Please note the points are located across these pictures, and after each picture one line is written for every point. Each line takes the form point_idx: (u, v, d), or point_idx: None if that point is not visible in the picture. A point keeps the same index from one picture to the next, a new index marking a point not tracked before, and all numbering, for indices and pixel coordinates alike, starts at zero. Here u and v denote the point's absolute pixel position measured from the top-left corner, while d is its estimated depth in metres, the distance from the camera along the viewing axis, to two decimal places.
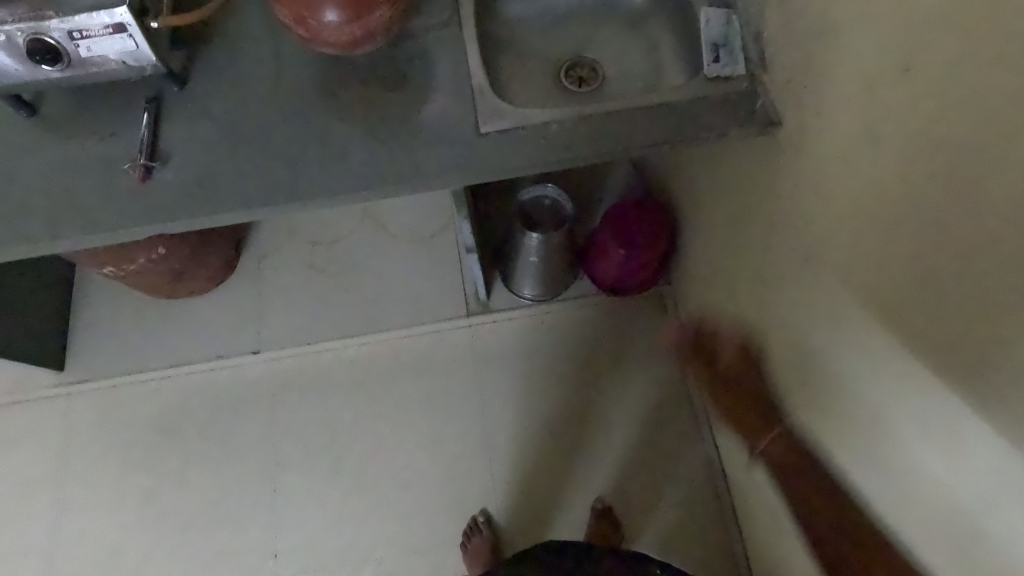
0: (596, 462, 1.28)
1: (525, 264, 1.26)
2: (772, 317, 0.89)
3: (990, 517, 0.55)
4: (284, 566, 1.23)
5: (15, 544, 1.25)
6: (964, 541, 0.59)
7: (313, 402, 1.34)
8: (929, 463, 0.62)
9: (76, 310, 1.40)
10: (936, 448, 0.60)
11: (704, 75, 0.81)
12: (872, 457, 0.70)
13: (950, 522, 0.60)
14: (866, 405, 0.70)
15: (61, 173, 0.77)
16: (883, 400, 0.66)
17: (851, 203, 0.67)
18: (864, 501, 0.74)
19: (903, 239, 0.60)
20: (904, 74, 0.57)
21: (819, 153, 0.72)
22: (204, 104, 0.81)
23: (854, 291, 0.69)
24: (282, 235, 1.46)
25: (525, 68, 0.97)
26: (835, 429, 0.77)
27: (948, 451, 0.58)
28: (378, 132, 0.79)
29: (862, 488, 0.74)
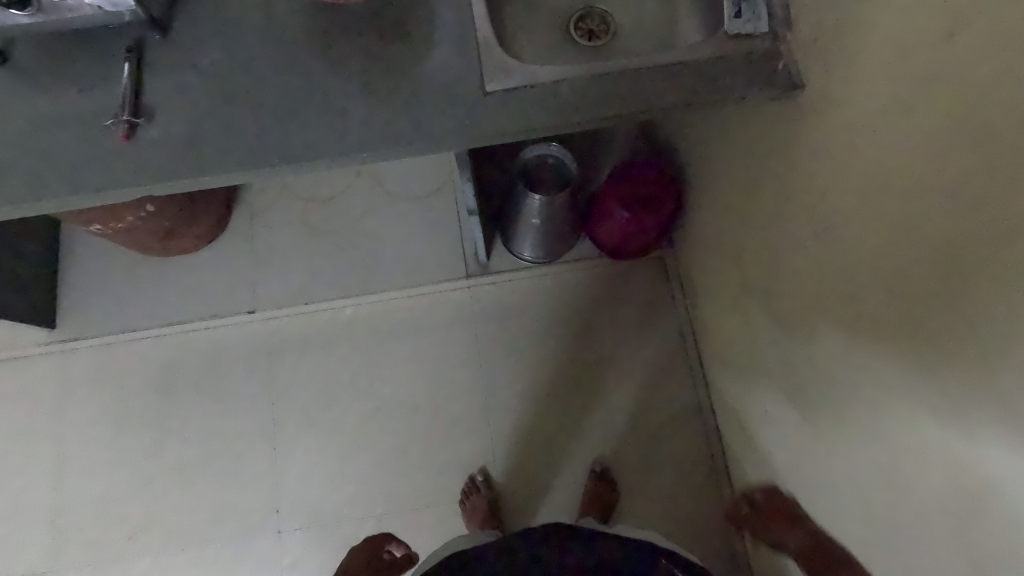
0: (594, 424, 1.29)
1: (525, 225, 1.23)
2: (780, 289, 0.88)
3: (993, 500, 0.55)
4: (286, 521, 1.25)
5: (17, 498, 1.27)
6: (965, 522, 0.59)
7: (310, 363, 1.33)
8: (934, 446, 0.61)
9: (65, 266, 1.37)
10: (945, 431, 0.59)
11: (724, 32, 0.76)
12: (877, 436, 0.70)
13: (952, 502, 0.61)
14: (875, 384, 0.69)
15: (39, 128, 0.72)
16: (894, 381, 0.66)
17: (875, 177, 0.64)
18: (865, 475, 0.74)
19: (930, 219, 0.57)
20: (946, 40, 0.53)
21: (841, 121, 0.69)
22: (189, 54, 0.75)
23: (869, 269, 0.68)
24: (275, 191, 1.41)
25: (532, 19, 0.91)
26: (840, 404, 0.77)
27: (958, 434, 0.58)
28: (378, 90, 0.74)
29: (863, 463, 0.74)
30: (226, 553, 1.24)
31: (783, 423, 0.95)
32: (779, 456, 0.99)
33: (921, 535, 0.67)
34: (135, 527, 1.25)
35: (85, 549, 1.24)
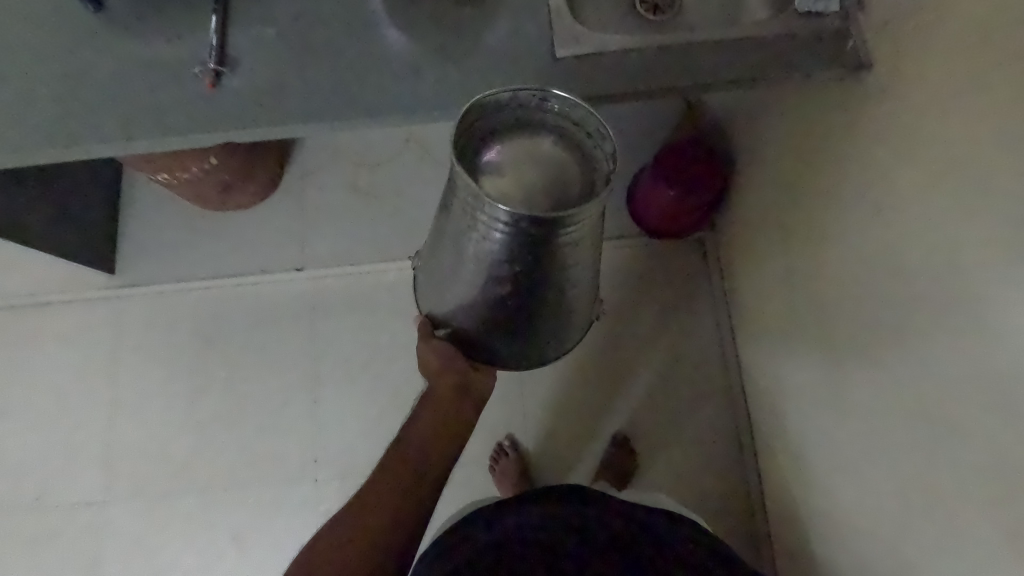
0: (625, 400, 1.33)
1: (455, 270, 0.74)
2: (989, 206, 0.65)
3: (977, 443, 0.69)
4: (324, 470, 1.31)
5: (74, 434, 1.33)
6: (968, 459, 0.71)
7: (353, 320, 1.38)
8: (837, 409, 0.96)
9: (123, 214, 1.42)
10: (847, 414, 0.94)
11: (794, 10, 0.84)
12: (849, 408, 0.93)
13: (940, 443, 0.75)
14: (847, 396, 0.94)
15: (139, 75, 0.81)
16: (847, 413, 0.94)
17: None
18: (889, 438, 0.84)
19: (1011, 160, 0.62)
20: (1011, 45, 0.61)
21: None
22: (270, 11, 0.84)
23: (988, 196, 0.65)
24: (326, 152, 1.45)
25: (596, 5, 0.98)
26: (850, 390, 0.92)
27: (863, 417, 0.90)
28: (450, 68, 0.82)
29: (884, 430, 0.85)
30: (269, 497, 1.30)
31: (828, 409, 0.99)
32: (812, 436, 1.05)
33: (842, 432, 0.96)
34: (180, 467, 1.31)
35: (134, 483, 1.31)
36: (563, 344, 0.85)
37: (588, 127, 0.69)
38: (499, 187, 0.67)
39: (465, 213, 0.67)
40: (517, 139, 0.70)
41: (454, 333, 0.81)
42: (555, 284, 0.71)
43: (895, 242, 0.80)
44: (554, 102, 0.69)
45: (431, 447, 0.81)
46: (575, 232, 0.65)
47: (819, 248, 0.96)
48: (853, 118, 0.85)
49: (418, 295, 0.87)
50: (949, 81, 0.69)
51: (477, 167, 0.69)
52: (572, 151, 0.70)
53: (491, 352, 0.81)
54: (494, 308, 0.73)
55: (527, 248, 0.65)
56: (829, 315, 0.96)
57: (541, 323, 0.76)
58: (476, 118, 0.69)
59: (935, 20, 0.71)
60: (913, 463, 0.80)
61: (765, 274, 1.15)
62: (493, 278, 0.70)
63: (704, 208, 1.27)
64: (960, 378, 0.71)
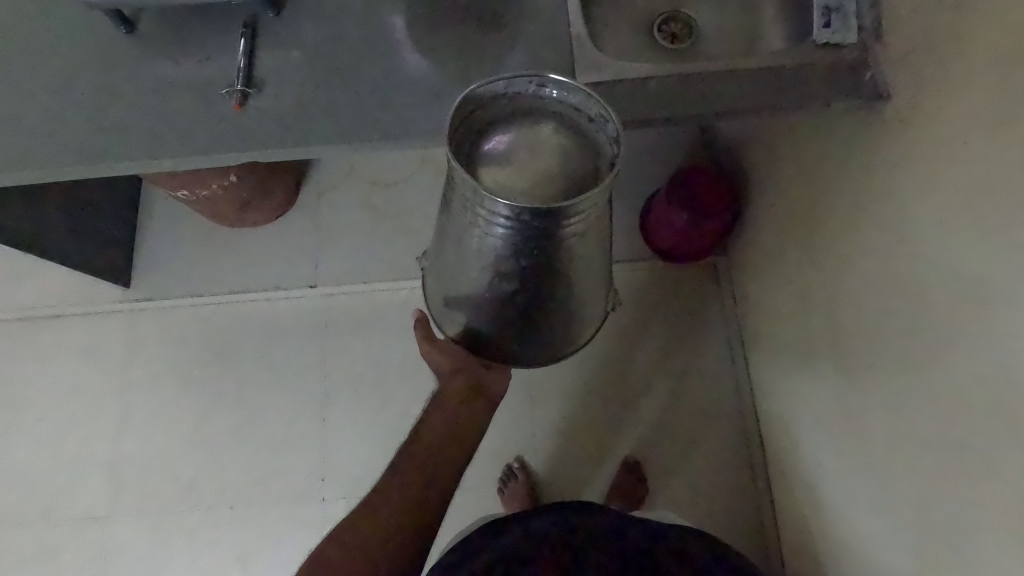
0: (636, 424, 1.32)
1: (461, 267, 0.72)
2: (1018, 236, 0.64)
3: (1000, 479, 0.68)
4: (331, 489, 1.30)
5: (83, 447, 1.33)
6: (991, 495, 0.69)
7: (365, 339, 1.38)
8: (855, 438, 0.95)
9: (140, 228, 1.44)
10: (863, 444, 0.93)
11: (814, 40, 0.85)
12: (866, 437, 0.92)
13: (961, 477, 0.74)
14: (864, 425, 0.92)
15: (167, 94, 0.83)
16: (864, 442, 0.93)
17: None
18: (908, 470, 0.83)
19: None
20: None
21: None
22: (297, 34, 0.86)
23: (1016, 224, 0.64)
24: (342, 171, 1.47)
25: (614, 34, 0.99)
26: (868, 419, 0.91)
27: (881, 447, 0.88)
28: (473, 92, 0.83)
29: (904, 462, 0.83)
30: (275, 515, 1.29)
31: (844, 438, 0.98)
32: (827, 466, 1.03)
33: (859, 463, 0.94)
34: (188, 482, 1.31)
35: (141, 498, 1.30)
36: (578, 334, 0.82)
37: (589, 111, 0.67)
38: (500, 180, 0.65)
39: (465, 210, 0.65)
40: (516, 127, 0.67)
41: (465, 328, 0.79)
42: (566, 275, 0.68)
43: (914, 272, 0.79)
44: (552, 87, 0.67)
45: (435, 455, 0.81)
46: (582, 220, 0.62)
47: (835, 275, 0.96)
48: (872, 147, 0.86)
49: (428, 291, 0.85)
50: (974, 110, 0.69)
51: (476, 161, 0.67)
52: (574, 137, 0.67)
53: (500, 348, 0.79)
54: (502, 303, 0.71)
55: (531, 242, 0.62)
56: (846, 344, 0.95)
57: (551, 317, 0.74)
58: (470, 109, 0.67)
59: (958, 49, 0.71)
60: (932, 497, 0.79)
61: (780, 300, 1.15)
62: (499, 273, 0.67)
63: (719, 232, 1.27)
64: (979, 413, 0.70)
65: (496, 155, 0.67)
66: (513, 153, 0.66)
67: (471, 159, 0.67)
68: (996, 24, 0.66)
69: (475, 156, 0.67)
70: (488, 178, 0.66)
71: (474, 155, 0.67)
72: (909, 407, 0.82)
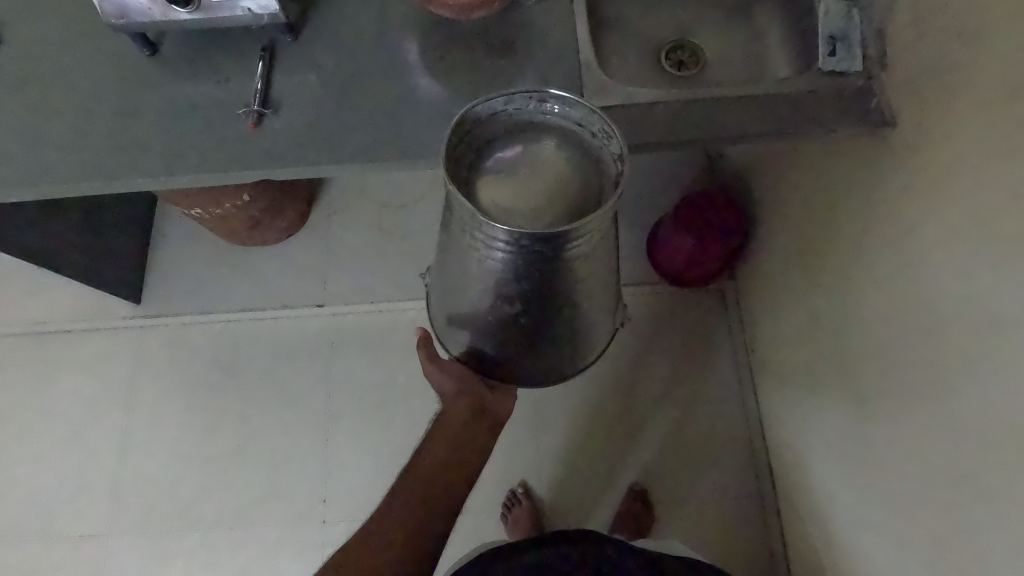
0: (641, 451, 1.30)
1: (463, 289, 0.72)
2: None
3: (1010, 512, 0.66)
4: (332, 512, 1.28)
5: (86, 464, 1.33)
6: (1003, 530, 0.67)
7: (370, 359, 1.38)
8: (865, 468, 0.93)
9: (153, 246, 1.46)
10: (872, 473, 0.91)
11: (818, 68, 0.87)
12: (876, 468, 0.90)
13: (972, 510, 0.72)
14: (874, 454, 0.90)
15: (185, 113, 0.85)
16: (874, 472, 0.91)
17: None
18: (920, 503, 0.81)
19: None
20: None
21: None
22: (313, 57, 0.89)
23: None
24: (353, 193, 1.49)
25: (622, 61, 1.02)
26: (878, 448, 0.89)
27: (890, 478, 0.87)
28: None
29: (915, 494, 0.81)
30: (274, 538, 1.27)
31: (854, 468, 0.96)
32: (837, 497, 1.00)
33: (870, 494, 0.92)
34: (188, 502, 1.29)
35: (141, 517, 1.29)
36: (585, 352, 0.81)
37: (592, 126, 0.67)
38: (501, 201, 0.67)
39: (464, 234, 0.65)
40: (519, 146, 0.69)
41: (468, 348, 0.79)
42: (570, 296, 0.68)
43: (922, 299, 0.79)
44: (553, 102, 0.68)
45: (435, 479, 0.80)
46: (585, 243, 0.62)
47: (842, 301, 0.96)
48: (877, 173, 0.86)
49: (431, 309, 0.86)
50: (978, 137, 0.70)
51: (477, 181, 0.68)
52: (577, 154, 0.68)
53: (505, 367, 0.79)
54: (505, 324, 0.71)
55: (533, 266, 0.62)
56: (854, 371, 0.94)
57: (556, 336, 0.74)
58: (469, 127, 0.68)
59: (961, 78, 0.72)
60: (943, 530, 0.77)
61: (787, 326, 1.14)
62: (501, 296, 0.68)
63: (726, 257, 1.27)
64: (990, 444, 0.69)
65: (497, 176, 0.68)
66: (514, 173, 0.68)
67: (471, 179, 0.68)
68: (997, 56, 0.67)
69: (475, 176, 0.68)
70: (487, 199, 0.67)
71: (474, 174, 0.68)
72: (918, 436, 0.80)
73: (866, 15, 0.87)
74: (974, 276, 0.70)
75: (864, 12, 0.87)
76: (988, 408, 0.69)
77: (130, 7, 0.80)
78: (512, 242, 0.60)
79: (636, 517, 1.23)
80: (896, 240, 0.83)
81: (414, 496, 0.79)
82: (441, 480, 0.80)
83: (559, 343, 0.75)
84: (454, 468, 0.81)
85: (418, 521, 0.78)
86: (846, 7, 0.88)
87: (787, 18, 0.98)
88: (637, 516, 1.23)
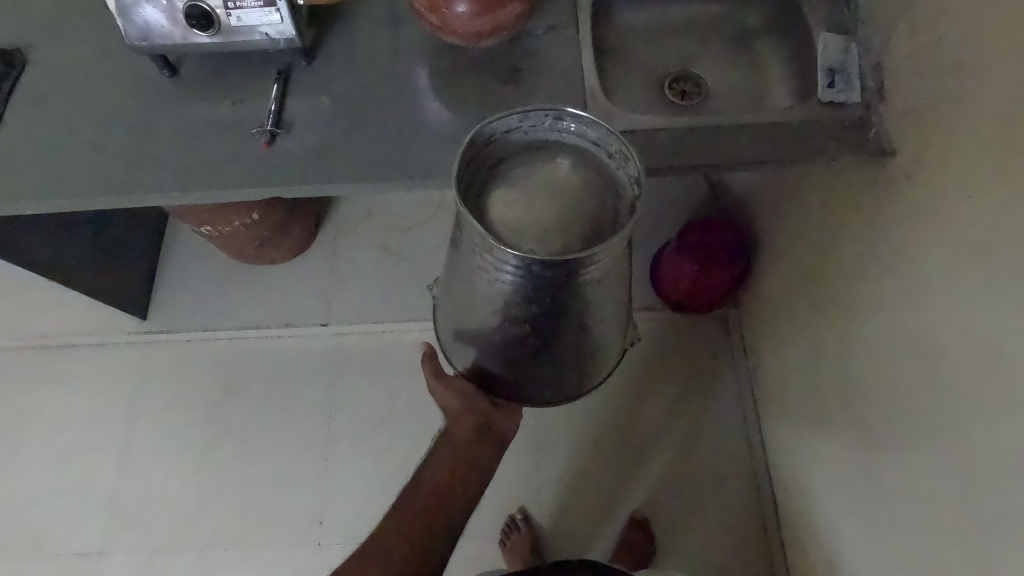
0: (643, 478, 1.28)
1: (471, 309, 0.73)
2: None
3: (1016, 545, 0.65)
4: (328, 535, 1.26)
5: (82, 479, 1.32)
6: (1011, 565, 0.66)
7: (372, 379, 1.37)
8: (869, 499, 0.91)
9: (162, 262, 1.48)
10: (877, 505, 0.89)
11: (817, 99, 0.89)
12: (881, 499, 0.88)
13: (978, 542, 0.70)
14: (878, 484, 0.89)
15: (200, 132, 0.87)
16: (878, 503, 0.89)
17: None
18: (925, 535, 0.79)
19: None
20: None
21: None
22: (326, 81, 0.92)
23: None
24: (360, 214, 1.51)
25: (626, 90, 1.04)
26: (882, 478, 0.88)
27: (894, 509, 0.85)
28: None
29: (921, 527, 0.80)
30: (268, 560, 1.25)
31: (858, 499, 0.94)
32: (843, 530, 0.98)
33: (874, 526, 0.90)
34: (184, 521, 1.28)
35: (135, 536, 1.27)
36: (594, 373, 0.82)
37: (609, 146, 0.69)
38: (513, 216, 0.68)
39: (474, 256, 0.66)
40: (532, 162, 0.70)
41: (474, 365, 0.80)
42: (580, 320, 0.69)
43: (925, 329, 0.79)
44: (570, 120, 0.69)
45: (442, 495, 0.80)
46: (597, 268, 0.63)
47: (845, 327, 0.96)
48: (879, 202, 0.87)
49: (439, 324, 0.86)
50: (975, 165, 0.71)
51: (489, 195, 0.69)
52: (592, 174, 0.70)
53: (512, 387, 0.79)
54: (513, 346, 0.72)
55: (543, 291, 0.63)
56: (858, 400, 0.93)
57: (565, 358, 0.74)
58: (485, 143, 0.70)
59: (956, 109, 0.74)
60: (949, 564, 0.75)
61: (790, 352, 1.14)
62: (510, 318, 0.68)
63: (730, 284, 1.28)
64: (994, 474, 0.68)
65: (509, 190, 0.69)
66: (527, 189, 0.69)
67: (483, 196, 0.69)
68: (991, 88, 0.69)
69: (487, 193, 0.69)
70: (499, 215, 0.68)
71: (487, 188, 0.70)
72: (923, 467, 0.79)
73: (864, 49, 0.90)
74: (975, 304, 0.71)
75: (861, 46, 0.90)
76: (992, 438, 0.68)
77: (154, 30, 0.84)
78: (524, 267, 0.61)
79: (637, 548, 1.21)
80: (898, 267, 0.83)
81: (414, 514, 0.78)
82: (445, 501, 0.79)
83: (568, 364, 0.75)
84: (457, 490, 0.80)
85: (424, 537, 0.77)
86: (843, 41, 0.91)
87: (787, 52, 1.01)
88: (638, 547, 1.21)
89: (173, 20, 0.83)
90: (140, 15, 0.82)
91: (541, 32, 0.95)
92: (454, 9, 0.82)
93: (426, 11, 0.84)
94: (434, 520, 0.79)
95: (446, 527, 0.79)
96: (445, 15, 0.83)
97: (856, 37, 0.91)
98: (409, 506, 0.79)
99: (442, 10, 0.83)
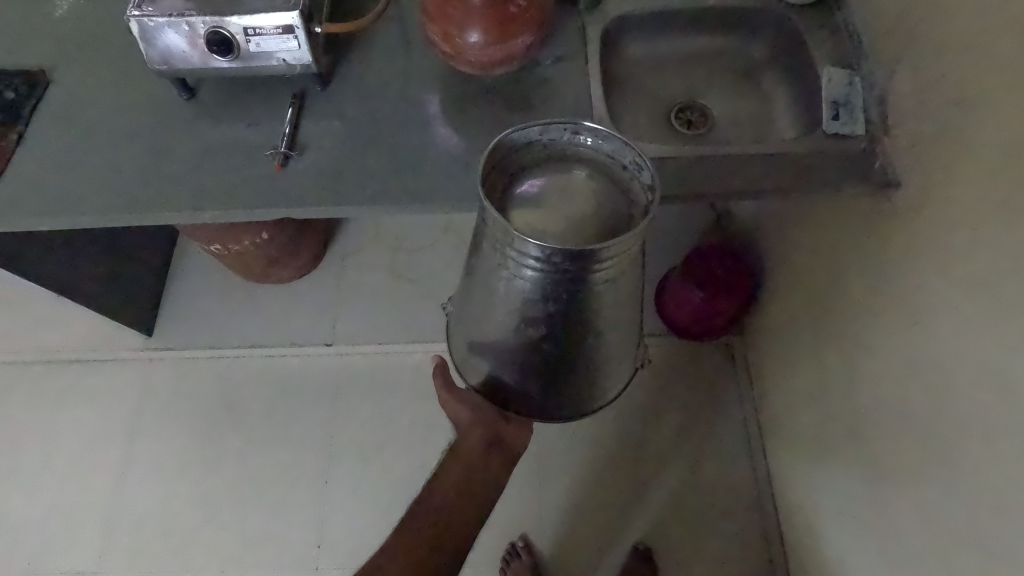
0: (647, 507, 1.26)
1: (487, 312, 0.73)
2: None
3: None
4: (326, 558, 1.24)
5: (80, 496, 1.31)
6: None
7: (376, 401, 1.37)
8: (876, 533, 0.89)
9: (171, 279, 1.49)
10: (883, 539, 0.88)
11: (823, 130, 0.90)
12: (888, 532, 0.87)
13: None
14: (886, 517, 0.87)
15: (215, 153, 0.89)
16: (886, 536, 0.87)
17: None
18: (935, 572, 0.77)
19: None
20: None
21: None
22: (340, 105, 0.94)
23: None
24: (369, 236, 1.53)
25: (634, 119, 1.06)
26: (890, 511, 0.86)
27: (901, 544, 0.84)
28: None
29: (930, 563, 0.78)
30: None
31: (866, 533, 0.92)
32: (851, 564, 0.96)
33: (881, 561, 0.88)
34: (181, 541, 1.26)
35: (132, 556, 1.25)
36: (605, 388, 0.81)
37: (623, 159, 0.70)
38: (531, 224, 0.69)
39: (495, 253, 0.67)
40: (550, 174, 0.71)
41: (486, 376, 0.79)
42: (594, 322, 0.69)
43: (930, 354, 0.79)
44: (586, 134, 0.70)
45: (451, 508, 0.79)
46: (613, 267, 0.63)
47: (852, 357, 0.95)
48: (884, 231, 0.88)
49: (451, 337, 0.86)
50: (978, 198, 0.72)
51: (509, 205, 0.70)
52: (607, 185, 0.71)
53: (523, 397, 0.78)
54: (527, 350, 0.71)
55: (561, 286, 0.63)
56: (865, 429, 0.92)
57: (577, 365, 0.73)
58: (504, 154, 0.71)
59: (960, 142, 0.75)
60: None
61: (796, 380, 1.13)
62: (527, 318, 0.68)
63: (737, 310, 1.28)
64: (1004, 509, 0.67)
65: (528, 200, 0.70)
66: (544, 201, 0.70)
67: (503, 202, 0.70)
68: (993, 121, 0.70)
69: (506, 200, 0.70)
70: (518, 223, 0.69)
71: (505, 199, 0.70)
72: (932, 501, 0.78)
73: (868, 83, 0.92)
74: (983, 332, 0.70)
75: (865, 80, 0.92)
76: (1001, 472, 0.67)
77: (175, 55, 0.86)
78: (545, 259, 0.61)
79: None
80: (904, 295, 0.83)
81: (422, 530, 0.78)
82: (454, 512, 0.79)
83: (580, 371, 0.74)
84: (465, 506, 0.80)
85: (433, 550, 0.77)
86: (847, 75, 0.93)
87: (791, 84, 1.03)
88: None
89: (194, 45, 0.85)
90: (162, 40, 0.85)
91: (551, 62, 0.98)
92: (467, 39, 0.84)
93: (440, 40, 0.87)
94: (442, 533, 0.78)
95: (456, 541, 0.78)
96: (458, 44, 0.85)
97: (859, 72, 0.93)
98: (418, 519, 0.79)
99: (456, 39, 0.85)
